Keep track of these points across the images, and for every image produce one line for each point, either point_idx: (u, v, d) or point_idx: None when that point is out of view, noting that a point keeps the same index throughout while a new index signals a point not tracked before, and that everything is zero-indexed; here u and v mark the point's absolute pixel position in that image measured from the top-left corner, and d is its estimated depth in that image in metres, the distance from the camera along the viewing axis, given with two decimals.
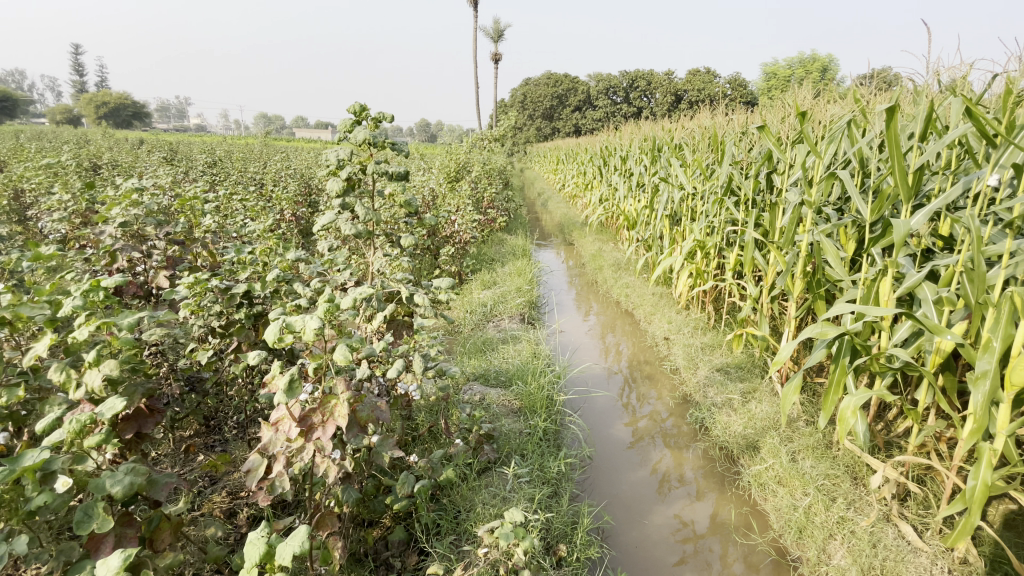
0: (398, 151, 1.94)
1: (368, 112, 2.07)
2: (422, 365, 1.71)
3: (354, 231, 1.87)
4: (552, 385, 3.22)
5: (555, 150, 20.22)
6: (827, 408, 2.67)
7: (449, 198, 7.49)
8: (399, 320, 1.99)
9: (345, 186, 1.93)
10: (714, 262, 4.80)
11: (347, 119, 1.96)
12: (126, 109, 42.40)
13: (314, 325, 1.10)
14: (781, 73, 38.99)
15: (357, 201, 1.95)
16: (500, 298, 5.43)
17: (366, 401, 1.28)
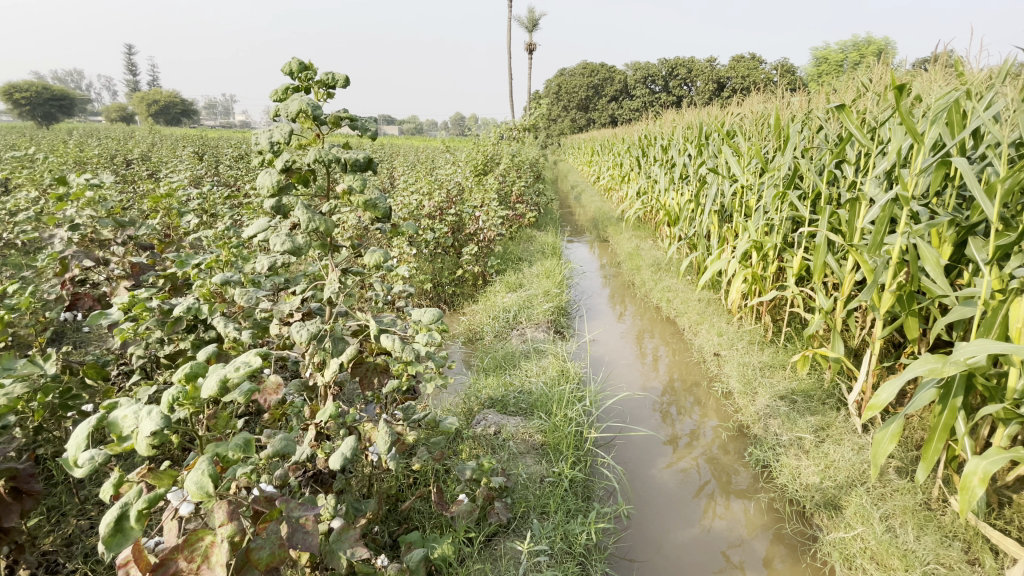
0: (353, 128, 1.54)
1: (310, 71, 1.58)
2: (386, 442, 1.30)
3: (291, 243, 1.41)
4: (582, 417, 2.72)
5: (590, 142, 19.55)
6: (927, 462, 2.07)
7: (474, 193, 7.06)
8: (367, 364, 1.48)
9: (282, 180, 1.46)
10: (772, 266, 4.17)
11: (277, 91, 1.56)
12: (173, 107, 43.98)
13: (147, 430, 0.91)
14: (832, 58, 36.75)
15: (296, 202, 1.48)
16: (526, 303, 4.96)
17: (267, 535, 1.05)
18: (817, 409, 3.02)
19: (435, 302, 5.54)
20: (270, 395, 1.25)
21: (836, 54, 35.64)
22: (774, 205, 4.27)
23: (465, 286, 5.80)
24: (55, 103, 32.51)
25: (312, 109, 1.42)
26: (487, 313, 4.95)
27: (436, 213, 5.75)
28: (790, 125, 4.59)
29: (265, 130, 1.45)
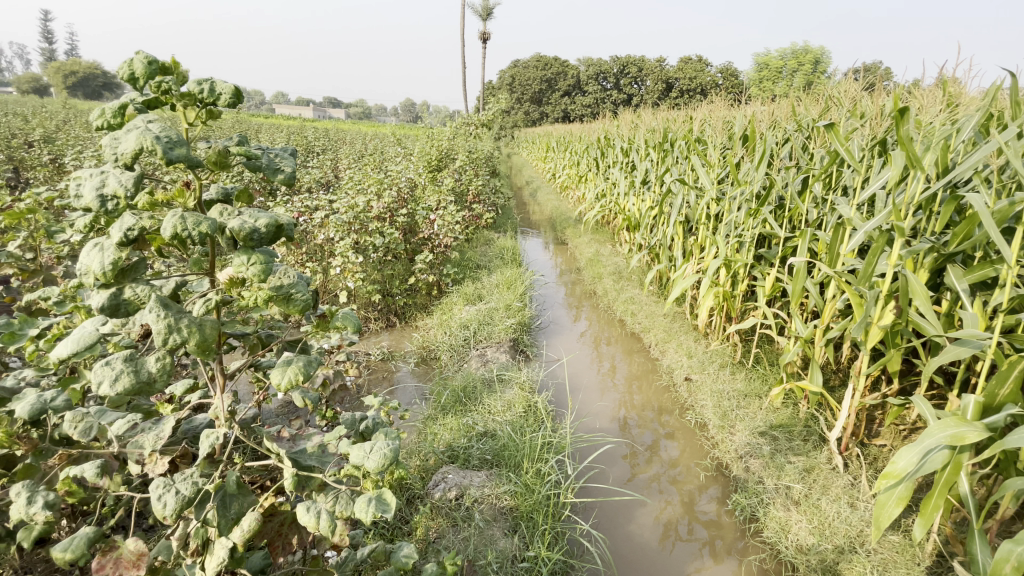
0: (246, 170, 1.22)
1: (158, 80, 1.15)
2: None
3: (133, 376, 1.08)
4: (557, 471, 2.39)
5: (544, 137, 19.30)
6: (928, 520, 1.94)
7: (428, 192, 6.56)
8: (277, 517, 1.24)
9: (123, 259, 1.06)
10: (742, 285, 4.01)
11: (106, 110, 1.16)
12: (90, 78, 39.93)
13: None
14: (772, 64, 38.39)
15: (147, 293, 1.10)
16: (485, 318, 4.59)
17: None
18: (798, 448, 2.86)
19: (384, 314, 5.06)
20: (127, 569, 1.08)
21: (777, 61, 37.16)
22: (745, 223, 4.11)
23: (418, 295, 5.34)
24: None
25: (160, 152, 1.02)
26: (441, 330, 4.53)
27: (386, 215, 5.24)
28: (760, 138, 4.45)
29: (94, 174, 1.09)
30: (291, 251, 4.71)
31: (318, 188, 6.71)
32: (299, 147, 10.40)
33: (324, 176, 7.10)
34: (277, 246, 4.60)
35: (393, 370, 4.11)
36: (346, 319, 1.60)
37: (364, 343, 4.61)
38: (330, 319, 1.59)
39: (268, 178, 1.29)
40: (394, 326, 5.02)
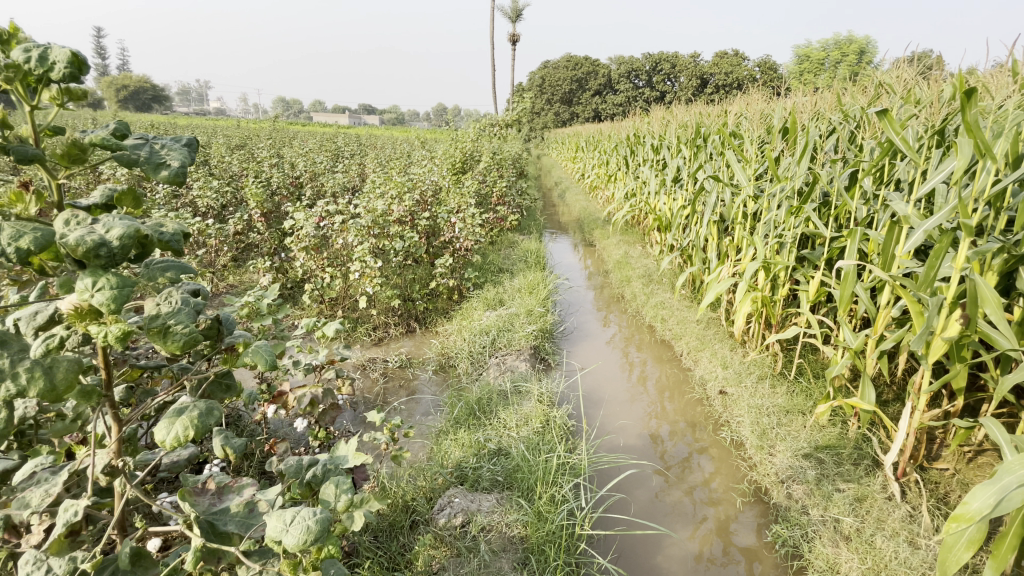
0: (114, 164, 1.11)
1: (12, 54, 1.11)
2: None
3: None
4: (575, 498, 2.18)
5: (574, 137, 19.00)
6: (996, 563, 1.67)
7: (451, 194, 6.44)
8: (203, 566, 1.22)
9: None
10: (782, 290, 3.71)
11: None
12: (140, 92, 41.93)
13: None
14: (813, 56, 36.84)
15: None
16: (506, 325, 4.41)
17: None
18: (847, 472, 2.57)
19: (404, 319, 4.94)
20: None
21: (819, 52, 35.64)
22: (785, 222, 3.79)
23: (439, 300, 5.21)
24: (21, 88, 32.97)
25: None
26: (461, 336, 4.38)
27: (406, 218, 5.13)
28: (800, 131, 4.12)
29: None
30: (311, 256, 4.66)
31: (342, 191, 6.68)
32: (328, 152, 10.47)
33: (349, 180, 7.09)
34: (297, 251, 4.55)
35: (411, 378, 3.98)
36: (257, 354, 1.43)
37: (383, 350, 4.50)
38: (241, 354, 1.44)
39: (150, 174, 1.15)
40: (414, 331, 4.90)
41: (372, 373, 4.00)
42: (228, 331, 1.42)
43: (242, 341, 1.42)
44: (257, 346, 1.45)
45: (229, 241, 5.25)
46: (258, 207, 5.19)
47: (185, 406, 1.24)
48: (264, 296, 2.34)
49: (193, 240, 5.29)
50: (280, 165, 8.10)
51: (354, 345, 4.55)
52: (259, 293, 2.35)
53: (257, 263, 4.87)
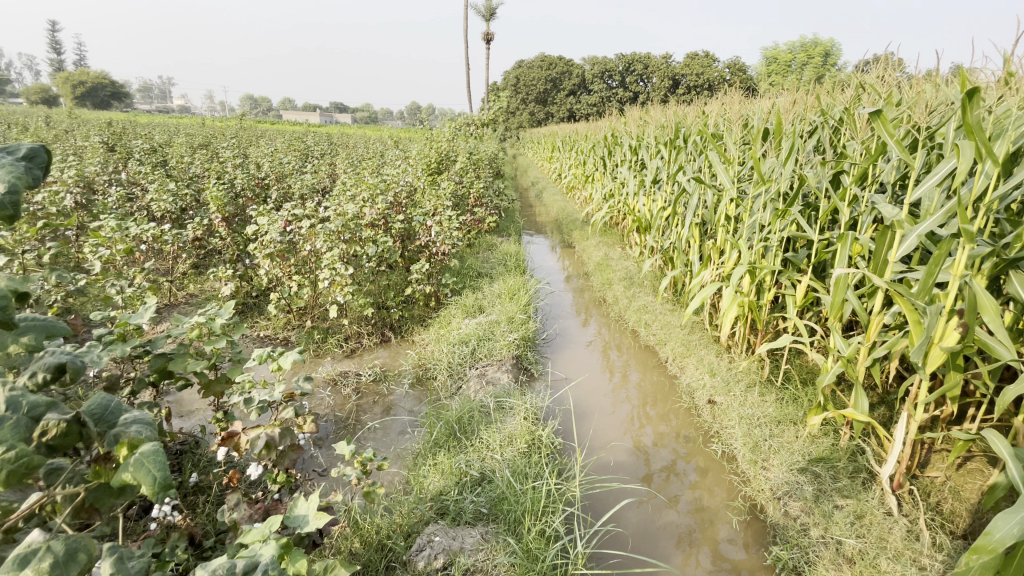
0: None
1: None
2: None
3: None
4: (568, 534, 2.01)
5: (549, 137, 18.91)
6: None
7: (426, 196, 6.21)
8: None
9: None
10: (769, 295, 3.62)
11: None
12: (97, 88, 40.16)
13: None
14: (780, 59, 37.73)
15: None
16: (486, 333, 4.23)
17: None
18: (843, 487, 2.48)
19: (379, 328, 4.71)
20: None
21: (786, 54, 36.46)
22: (770, 226, 3.72)
23: (415, 307, 4.99)
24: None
25: None
26: (439, 346, 4.18)
27: (379, 221, 4.90)
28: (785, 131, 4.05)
29: None
30: (277, 263, 4.39)
31: (312, 193, 6.38)
32: (297, 151, 10.08)
33: (319, 182, 6.79)
34: (261, 257, 4.27)
35: (386, 392, 3.76)
36: (141, 466, 1.03)
37: (356, 362, 4.26)
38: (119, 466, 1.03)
39: None
40: (389, 341, 4.67)
41: (344, 389, 3.76)
42: (112, 423, 1.16)
43: (130, 439, 1.12)
44: (142, 453, 1.05)
45: (188, 247, 4.93)
46: (219, 211, 4.88)
47: (34, 550, 0.92)
48: (217, 313, 2.09)
49: (149, 247, 4.94)
50: (245, 166, 7.74)
51: (325, 357, 4.30)
52: (212, 311, 2.10)
53: (219, 271, 4.57)
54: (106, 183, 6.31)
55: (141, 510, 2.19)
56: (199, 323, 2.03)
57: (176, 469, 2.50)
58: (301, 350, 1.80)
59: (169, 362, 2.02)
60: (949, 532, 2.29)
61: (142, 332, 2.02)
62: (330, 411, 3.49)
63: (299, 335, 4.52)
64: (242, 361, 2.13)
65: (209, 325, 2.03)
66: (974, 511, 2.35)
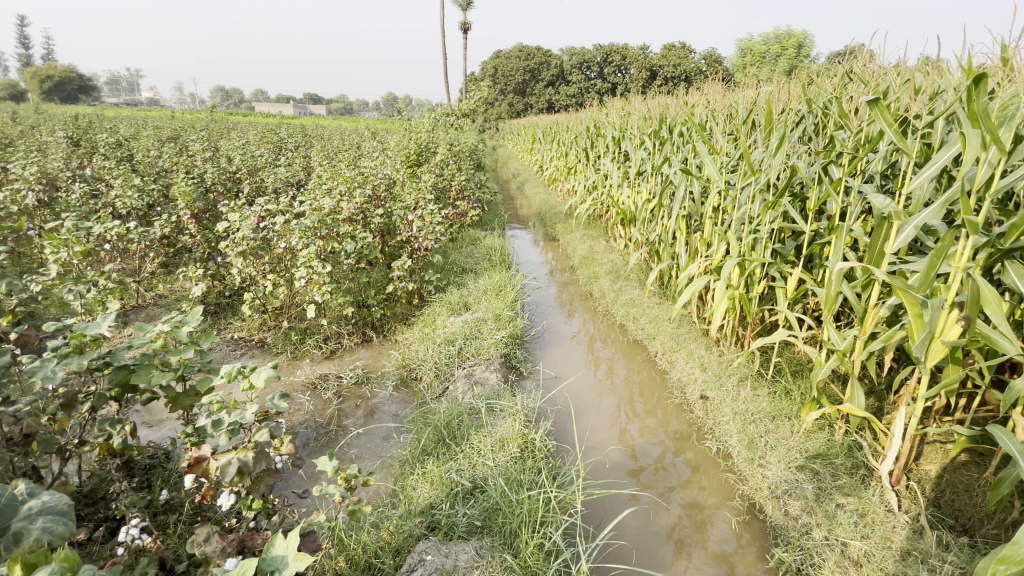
0: None
1: None
2: None
3: None
4: (571, 547, 1.93)
5: (528, 129, 18.76)
6: None
7: (406, 189, 6.02)
8: None
9: None
10: (758, 287, 3.57)
11: None
12: (56, 78, 38.37)
13: None
14: (755, 50, 38.15)
15: None
16: (472, 331, 4.11)
17: None
18: (843, 485, 2.46)
19: (360, 327, 4.54)
20: None
21: (761, 45, 36.83)
22: (760, 218, 3.67)
23: (397, 305, 4.83)
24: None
25: None
26: (423, 345, 4.05)
27: (358, 216, 4.71)
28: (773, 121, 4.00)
29: None
30: (250, 261, 4.17)
31: (286, 187, 6.12)
32: (269, 143, 9.72)
33: (293, 175, 6.52)
34: (234, 256, 4.05)
35: (369, 395, 3.61)
36: None
37: (337, 364, 4.10)
38: None
39: None
40: (371, 341, 4.51)
41: (325, 393, 3.60)
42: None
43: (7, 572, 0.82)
44: None
45: (155, 246, 4.66)
46: (187, 207, 4.62)
47: None
48: (182, 321, 1.92)
49: (112, 246, 4.66)
50: (214, 158, 7.39)
51: (303, 360, 4.12)
52: (178, 319, 1.93)
53: (189, 270, 4.33)
54: (64, 178, 5.95)
55: (107, 535, 2.02)
56: (163, 332, 1.86)
57: (145, 487, 2.32)
58: (276, 366, 1.65)
59: (130, 375, 1.84)
60: (950, 527, 2.30)
61: (100, 343, 1.84)
62: (310, 417, 3.33)
63: (276, 336, 4.32)
64: (213, 372, 1.97)
65: (175, 334, 1.86)
66: (971, 504, 2.35)
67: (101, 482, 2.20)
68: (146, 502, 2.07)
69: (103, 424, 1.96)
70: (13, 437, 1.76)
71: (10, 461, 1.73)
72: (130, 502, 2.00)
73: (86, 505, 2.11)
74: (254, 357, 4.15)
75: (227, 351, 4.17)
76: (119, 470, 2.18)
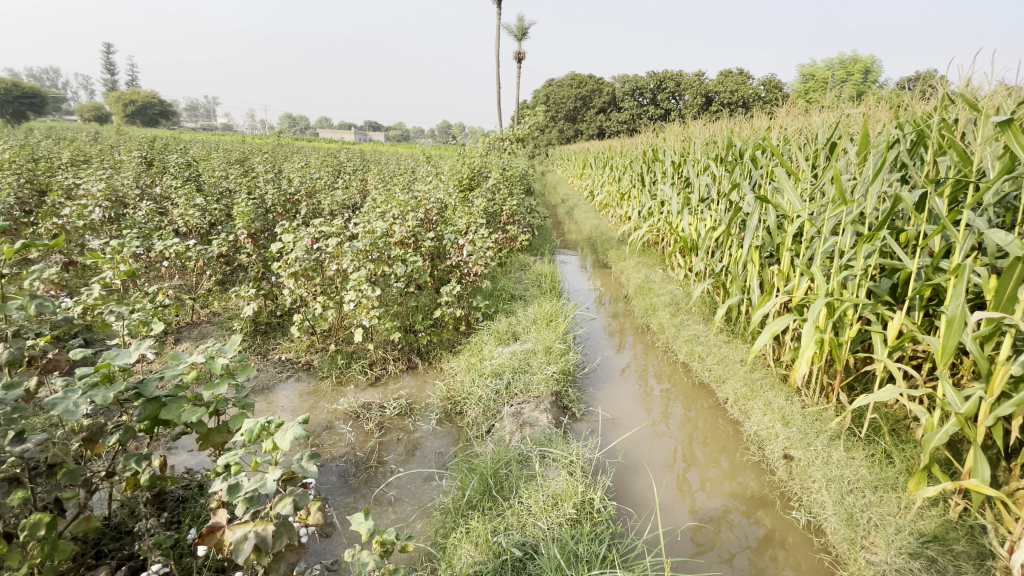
0: None
1: None
2: None
3: None
4: None
5: (580, 154, 18.63)
6: None
7: (459, 213, 5.92)
8: None
9: None
10: (850, 331, 3.15)
11: None
12: (149, 107, 42.22)
13: None
14: (818, 75, 36.76)
15: None
16: (521, 365, 3.86)
17: None
18: None
19: (405, 353, 4.38)
20: None
21: (825, 70, 35.42)
22: (853, 252, 3.25)
23: (444, 331, 4.64)
24: (33, 105, 33.24)
25: None
26: (469, 376, 3.83)
27: (409, 240, 4.61)
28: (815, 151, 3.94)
29: None
30: (301, 282, 4.14)
31: (341, 209, 6.18)
32: (328, 167, 10.01)
33: (348, 197, 6.59)
34: (285, 276, 4.01)
35: (412, 429, 3.40)
36: None
37: (381, 391, 3.94)
38: None
39: None
40: (416, 368, 4.33)
41: (366, 423, 3.43)
42: None
43: None
44: None
45: (213, 264, 4.74)
46: (246, 227, 4.70)
47: None
48: (219, 350, 1.80)
49: (173, 263, 4.79)
50: (275, 180, 7.63)
51: (348, 386, 3.98)
52: (214, 349, 1.80)
53: (242, 289, 4.35)
54: (138, 198, 6.26)
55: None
56: (198, 363, 1.73)
57: (175, 522, 2.20)
58: (304, 426, 1.44)
59: (160, 410, 1.73)
60: None
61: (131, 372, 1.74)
62: (349, 450, 3.15)
63: (322, 359, 4.23)
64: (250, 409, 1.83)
65: (208, 365, 1.73)
66: None
67: (129, 515, 2.12)
68: (172, 543, 1.94)
69: (130, 459, 1.86)
70: (37, 468, 1.71)
71: (29, 492, 1.65)
72: (155, 544, 1.87)
73: (110, 541, 2.03)
74: (299, 380, 4.07)
75: (273, 373, 4.11)
76: (148, 504, 2.06)
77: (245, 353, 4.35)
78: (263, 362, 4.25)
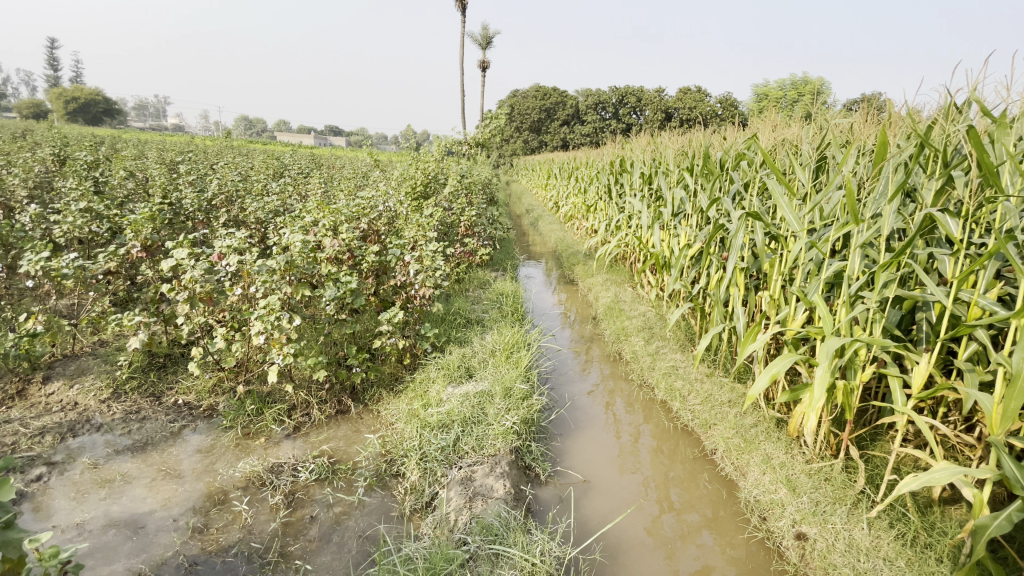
0: None
1: None
2: None
3: None
4: None
5: (544, 165, 18.25)
6: None
7: (408, 224, 5.22)
8: None
9: None
10: (864, 376, 2.66)
11: None
12: (89, 104, 39.58)
13: None
14: (771, 95, 38.02)
15: None
16: (474, 413, 3.19)
17: None
18: None
19: (335, 394, 3.62)
20: None
21: (779, 91, 36.72)
22: (864, 282, 2.78)
23: (384, 366, 3.91)
24: None
25: None
26: (410, 426, 3.13)
27: (344, 256, 3.87)
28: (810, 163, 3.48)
29: None
30: (203, 308, 3.34)
31: (271, 217, 5.35)
32: (270, 170, 9.09)
33: (281, 204, 5.76)
34: (180, 302, 3.19)
35: (332, 501, 2.66)
36: None
37: (300, 445, 3.17)
38: None
39: None
40: (348, 412, 3.58)
41: (271, 496, 2.67)
42: None
43: None
44: None
45: (97, 283, 3.85)
46: (140, 238, 3.82)
47: None
48: None
49: (46, 282, 3.87)
50: (202, 183, 6.70)
51: (258, 438, 3.20)
52: None
53: (129, 315, 3.50)
54: (22, 200, 5.24)
55: None
56: None
57: None
58: None
59: None
60: None
61: None
62: (245, 537, 2.40)
63: (228, 404, 3.43)
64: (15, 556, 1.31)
65: None
66: None
67: None
68: None
69: None
70: None
71: None
72: None
73: None
74: (197, 431, 3.25)
75: (164, 423, 3.28)
76: None
77: (131, 396, 3.47)
78: (152, 408, 3.40)
